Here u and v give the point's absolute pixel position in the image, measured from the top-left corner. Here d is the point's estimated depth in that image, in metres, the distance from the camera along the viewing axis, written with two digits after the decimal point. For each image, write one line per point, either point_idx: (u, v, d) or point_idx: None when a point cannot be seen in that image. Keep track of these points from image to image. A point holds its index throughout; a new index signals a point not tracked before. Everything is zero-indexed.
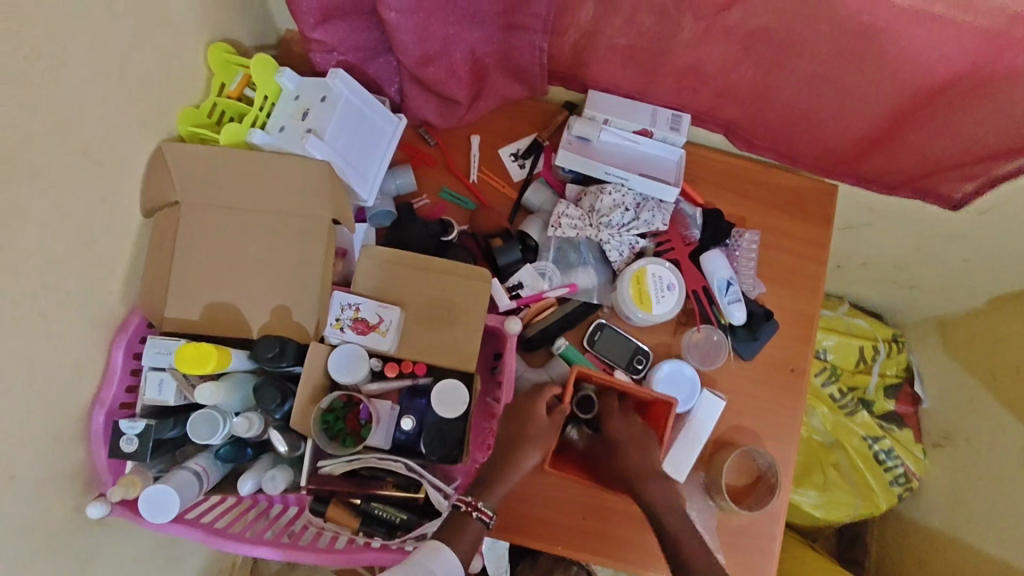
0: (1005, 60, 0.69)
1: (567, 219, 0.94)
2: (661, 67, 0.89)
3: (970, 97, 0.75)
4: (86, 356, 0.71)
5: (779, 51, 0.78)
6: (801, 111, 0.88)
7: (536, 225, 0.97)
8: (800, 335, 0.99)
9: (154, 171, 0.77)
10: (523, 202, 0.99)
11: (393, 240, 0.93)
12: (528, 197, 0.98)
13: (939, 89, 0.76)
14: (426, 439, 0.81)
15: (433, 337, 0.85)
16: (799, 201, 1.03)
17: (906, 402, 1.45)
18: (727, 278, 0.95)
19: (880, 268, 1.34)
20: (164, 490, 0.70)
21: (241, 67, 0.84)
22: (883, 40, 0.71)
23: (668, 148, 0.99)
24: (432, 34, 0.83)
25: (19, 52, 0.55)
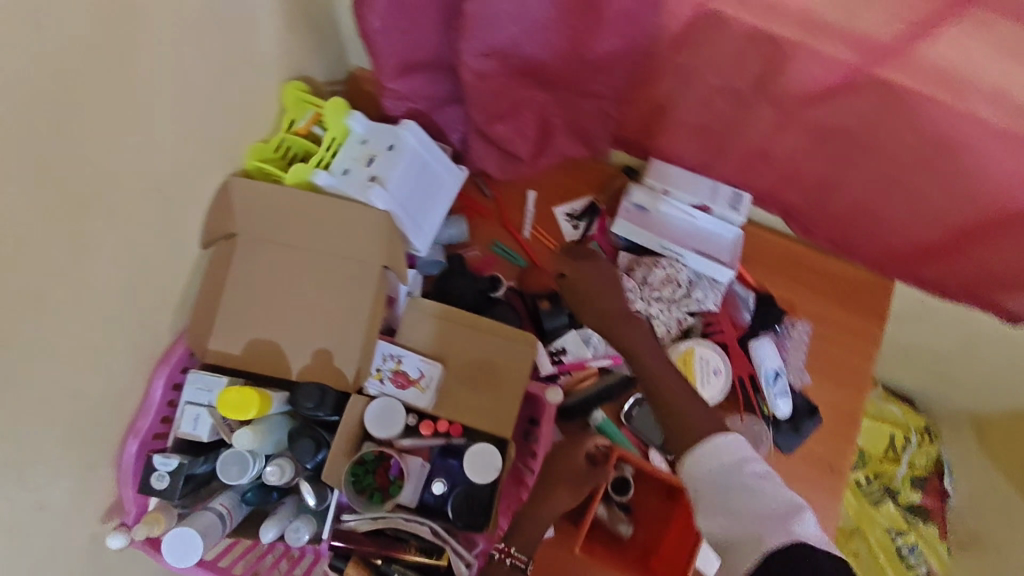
0: None
1: None
2: (730, 149, 0.87)
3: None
4: (128, 386, 0.71)
5: (855, 150, 0.77)
6: (867, 208, 0.86)
7: None
8: (843, 432, 0.96)
9: (215, 204, 0.77)
10: None
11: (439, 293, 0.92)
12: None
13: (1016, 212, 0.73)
14: (454, 503, 0.79)
15: (474, 398, 0.83)
16: (854, 291, 1.00)
17: (934, 496, 1.35)
18: (775, 368, 0.92)
19: (921, 357, 1.31)
20: (190, 534, 0.69)
21: (313, 106, 0.84)
22: (966, 161, 0.68)
23: (725, 226, 0.96)
24: (506, 94, 0.82)
25: (109, 96, 0.56)
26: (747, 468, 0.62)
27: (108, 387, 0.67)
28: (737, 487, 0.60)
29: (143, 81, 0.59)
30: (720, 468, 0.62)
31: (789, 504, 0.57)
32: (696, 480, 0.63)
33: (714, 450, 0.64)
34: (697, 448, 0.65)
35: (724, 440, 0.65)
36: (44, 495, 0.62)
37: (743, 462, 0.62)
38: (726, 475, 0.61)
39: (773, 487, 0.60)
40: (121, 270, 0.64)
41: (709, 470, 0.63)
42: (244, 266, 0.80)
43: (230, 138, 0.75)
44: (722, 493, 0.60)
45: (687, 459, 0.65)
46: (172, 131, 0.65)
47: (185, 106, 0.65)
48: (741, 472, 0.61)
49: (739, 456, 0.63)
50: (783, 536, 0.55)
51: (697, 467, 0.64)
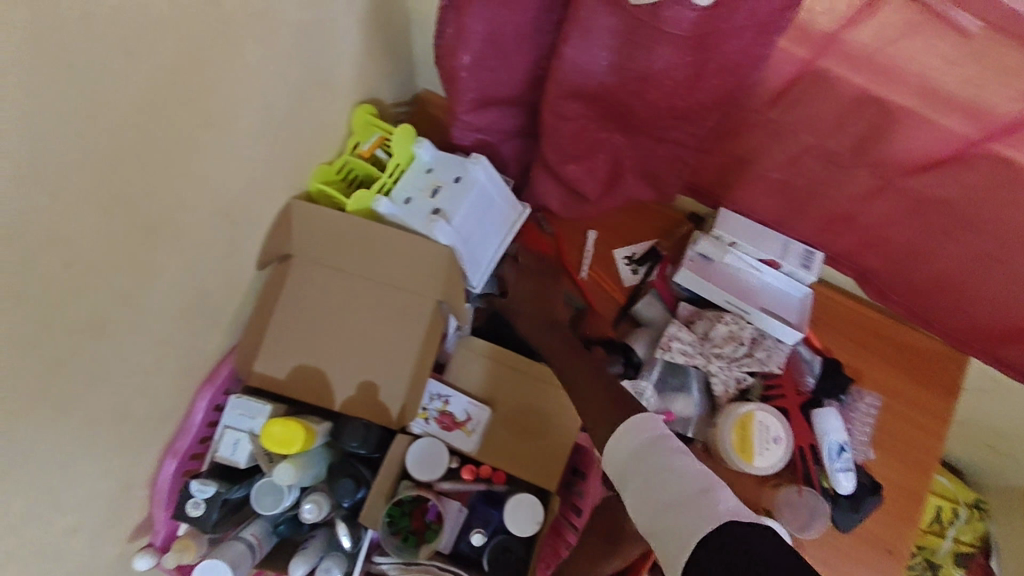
0: None
1: (678, 343, 0.88)
2: (812, 207, 0.83)
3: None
4: (173, 406, 0.68)
5: (953, 223, 0.72)
6: (953, 282, 0.81)
7: (643, 341, 0.91)
8: (903, 513, 0.91)
9: (276, 225, 0.75)
10: (632, 311, 0.94)
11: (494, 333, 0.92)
12: (639, 306, 0.94)
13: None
14: (489, 556, 0.75)
15: (520, 448, 0.79)
16: (925, 364, 0.95)
17: (978, 574, 1.29)
18: (839, 441, 0.86)
19: (981, 431, 1.25)
20: (217, 566, 0.66)
21: (380, 130, 0.83)
22: None
23: (794, 284, 0.92)
24: (585, 136, 0.79)
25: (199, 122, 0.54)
26: (664, 447, 0.55)
27: (155, 408, 0.65)
28: (652, 466, 0.53)
29: (233, 104, 0.57)
30: (637, 449, 0.57)
31: (695, 471, 0.50)
32: (619, 467, 0.57)
33: (630, 432, 0.59)
34: (618, 434, 0.60)
35: (643, 422, 0.59)
36: (81, 516, 0.60)
37: (660, 440, 0.56)
38: (642, 454, 0.55)
39: (687, 458, 0.53)
40: (184, 291, 0.62)
41: (626, 453, 0.57)
42: (298, 288, 0.78)
43: (299, 159, 0.74)
44: (639, 472, 0.54)
45: (610, 447, 0.60)
46: (252, 153, 0.64)
47: (265, 129, 0.64)
48: (655, 449, 0.55)
49: (657, 435, 0.57)
50: (689, 505, 0.47)
51: (618, 453, 0.58)
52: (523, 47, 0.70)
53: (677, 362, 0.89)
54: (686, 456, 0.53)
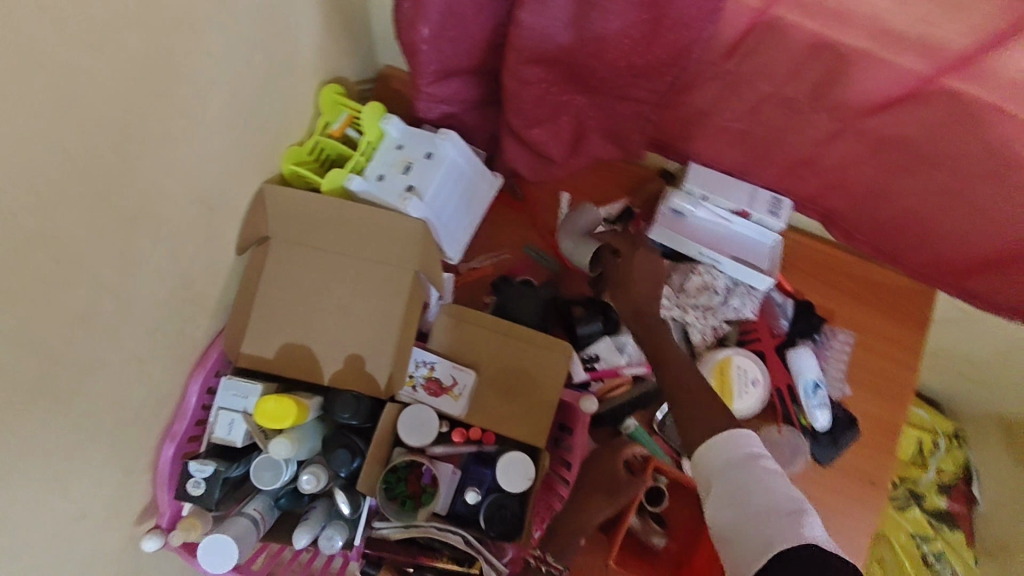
0: None
1: None
2: (776, 154, 0.85)
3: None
4: (167, 392, 0.70)
5: (911, 160, 0.74)
6: (916, 219, 0.84)
7: None
8: (881, 444, 0.94)
9: (251, 208, 0.75)
10: None
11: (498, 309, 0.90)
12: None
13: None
14: (487, 513, 0.78)
15: (507, 408, 0.82)
16: (893, 301, 0.99)
17: (959, 500, 1.35)
18: (815, 380, 0.89)
19: (955, 362, 1.30)
20: (222, 540, 0.69)
21: (348, 108, 0.83)
22: None
23: (763, 232, 0.95)
24: (549, 99, 0.80)
25: (170, 110, 0.55)
26: (762, 466, 0.55)
27: (150, 395, 0.67)
28: (743, 481, 0.53)
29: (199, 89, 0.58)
30: (731, 461, 0.56)
31: (791, 497, 0.51)
32: (710, 472, 0.57)
33: (725, 443, 0.58)
34: (710, 440, 0.59)
35: (742, 432, 0.58)
36: (88, 501, 0.62)
37: (757, 458, 0.56)
38: (736, 469, 0.55)
39: (783, 482, 0.53)
40: (169, 279, 0.64)
41: (718, 464, 0.57)
42: (281, 270, 0.80)
43: (269, 142, 0.74)
44: (732, 486, 0.54)
45: (700, 448, 0.60)
46: (224, 139, 0.65)
47: (234, 113, 0.64)
48: (752, 467, 0.55)
49: (754, 451, 0.57)
50: (782, 530, 0.48)
51: (709, 458, 0.58)
52: (481, 16, 0.70)
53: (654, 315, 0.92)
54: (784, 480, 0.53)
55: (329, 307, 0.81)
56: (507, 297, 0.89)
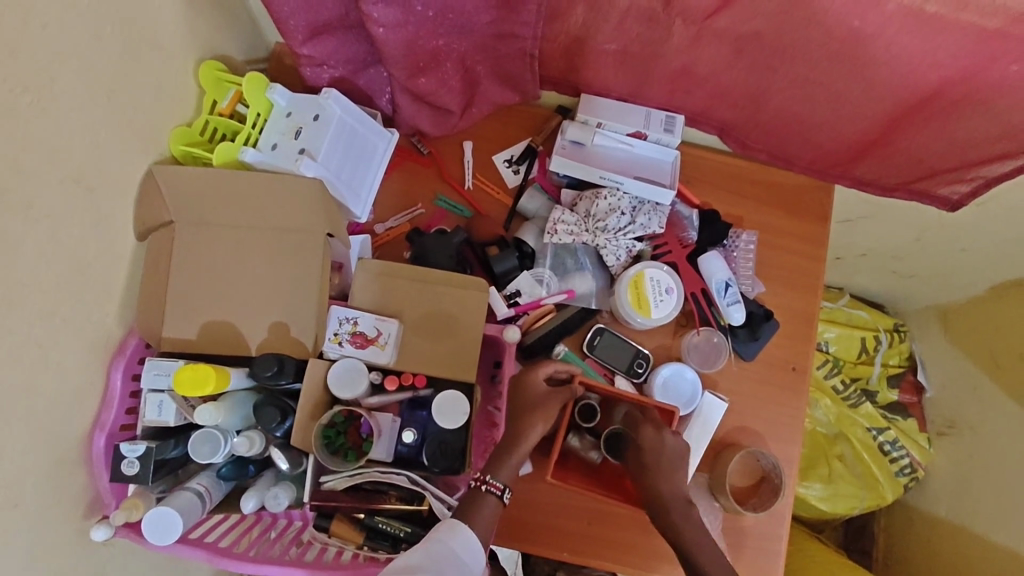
0: (998, 69, 0.69)
1: (563, 226, 0.94)
2: (653, 71, 0.88)
3: (964, 104, 0.76)
4: (84, 382, 0.71)
5: (773, 55, 0.78)
6: (794, 116, 0.88)
7: (532, 232, 0.97)
8: (802, 334, 0.99)
9: (145, 195, 0.76)
10: (519, 208, 1.00)
11: (415, 255, 0.92)
12: (524, 202, 0.99)
13: (933, 95, 0.76)
14: (428, 451, 0.81)
15: (435, 349, 0.85)
16: (797, 197, 1.02)
17: (910, 391, 1.46)
18: (725, 279, 0.96)
19: (880, 258, 1.36)
20: (166, 512, 0.71)
21: (233, 84, 0.84)
22: (885, 44, 0.70)
23: (663, 149, 0.98)
24: (421, 46, 0.83)
25: (22, 95, 0.56)
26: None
27: (64, 383, 0.67)
28: None
29: (53, 72, 0.59)
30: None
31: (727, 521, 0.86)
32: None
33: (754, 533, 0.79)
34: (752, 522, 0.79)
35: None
36: (19, 493, 0.62)
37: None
38: None
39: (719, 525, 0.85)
40: (60, 268, 0.64)
41: None
42: (190, 252, 0.81)
43: (148, 125, 0.75)
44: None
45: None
46: (92, 120, 0.65)
47: (99, 93, 0.65)
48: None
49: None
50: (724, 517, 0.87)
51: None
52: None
53: (567, 242, 0.95)
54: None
55: (246, 280, 0.82)
56: (422, 248, 0.91)
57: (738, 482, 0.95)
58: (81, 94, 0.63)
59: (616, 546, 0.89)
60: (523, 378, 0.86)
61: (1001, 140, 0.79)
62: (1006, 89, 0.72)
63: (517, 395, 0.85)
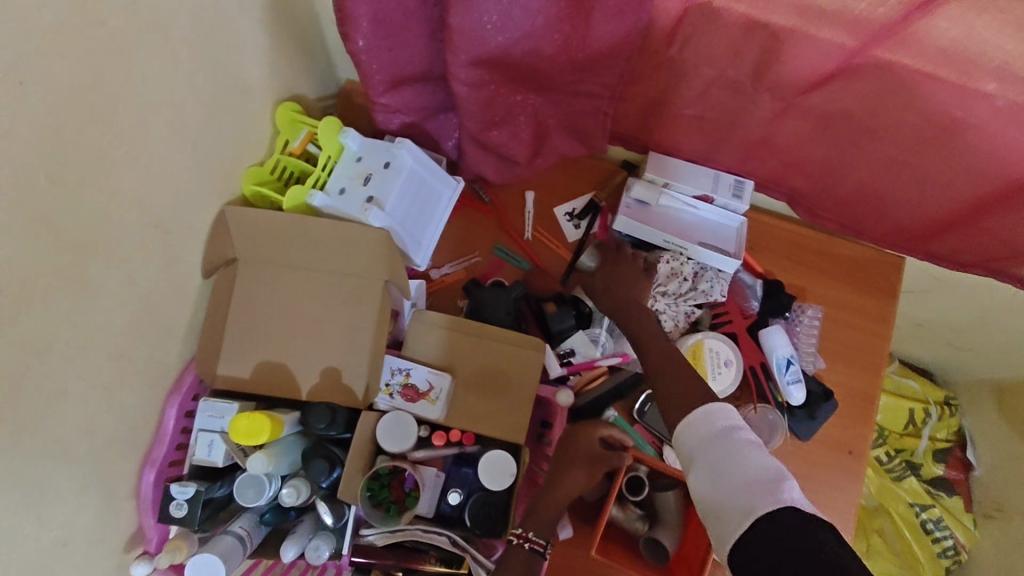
0: None
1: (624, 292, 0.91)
2: (729, 138, 0.86)
3: None
4: (142, 417, 0.71)
5: (859, 133, 0.76)
6: (871, 191, 0.85)
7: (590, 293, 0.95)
8: (860, 415, 0.95)
9: (214, 233, 0.76)
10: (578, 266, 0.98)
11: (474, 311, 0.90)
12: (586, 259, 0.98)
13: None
14: (471, 511, 0.79)
15: (486, 407, 0.83)
16: (866, 272, 0.99)
17: (956, 467, 1.39)
18: (787, 356, 0.92)
19: (936, 329, 1.32)
20: (209, 558, 0.70)
21: (306, 124, 0.84)
22: (984, 135, 0.67)
23: (728, 215, 0.96)
24: (499, 101, 0.82)
25: (103, 138, 0.55)
26: (734, 435, 0.61)
27: (123, 420, 0.67)
28: (723, 456, 0.59)
29: (140, 114, 0.59)
30: (708, 435, 0.62)
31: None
32: (688, 450, 0.63)
33: (702, 421, 0.64)
34: (689, 421, 0.65)
35: (715, 409, 0.64)
36: (68, 532, 0.62)
37: (730, 431, 0.61)
38: (711, 443, 0.61)
39: None
40: (128, 306, 0.64)
41: (697, 442, 0.62)
42: (252, 289, 0.81)
43: (225, 164, 0.75)
44: (708, 453, 0.60)
45: (680, 430, 0.66)
46: (174, 160, 0.66)
47: (183, 134, 0.66)
48: (726, 439, 0.60)
49: (729, 424, 0.62)
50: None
51: (689, 438, 0.64)
52: (412, 22, 0.72)
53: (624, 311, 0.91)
54: (736, 418, 0.63)
55: (303, 324, 0.82)
56: (479, 300, 0.90)
57: None
58: (164, 136, 0.63)
59: None
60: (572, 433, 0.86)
61: None
62: None
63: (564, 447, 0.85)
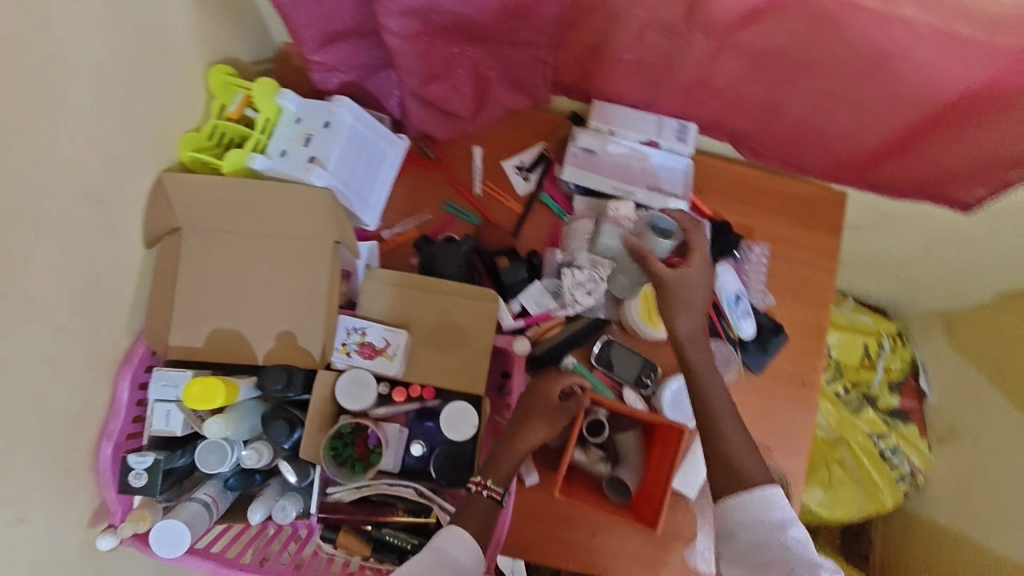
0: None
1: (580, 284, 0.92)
2: (669, 80, 0.87)
3: (989, 110, 0.74)
4: (94, 392, 0.70)
5: (792, 66, 0.77)
6: (809, 125, 0.87)
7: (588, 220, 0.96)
8: (811, 345, 0.99)
9: (153, 201, 0.74)
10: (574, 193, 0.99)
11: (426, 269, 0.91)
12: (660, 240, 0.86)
13: (956, 104, 0.74)
14: (436, 463, 0.80)
15: (443, 360, 0.84)
16: (809, 207, 1.01)
17: (911, 396, 1.44)
18: (734, 291, 0.96)
19: (885, 264, 1.35)
20: (175, 524, 0.70)
21: (242, 87, 0.82)
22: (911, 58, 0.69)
23: (674, 157, 0.97)
24: (435, 53, 0.81)
25: (18, 100, 0.53)
26: (789, 534, 0.66)
27: (74, 396, 0.67)
28: (773, 553, 0.65)
29: (58, 77, 0.57)
30: (763, 523, 0.67)
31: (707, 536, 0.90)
32: (734, 522, 0.69)
33: (757, 503, 0.68)
34: (744, 495, 0.69)
35: (774, 494, 0.68)
36: (25, 507, 0.61)
37: (783, 525, 0.67)
38: (763, 537, 0.67)
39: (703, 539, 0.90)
40: (67, 277, 0.63)
41: (749, 524, 0.68)
42: (198, 258, 0.80)
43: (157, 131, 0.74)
44: (759, 542, 0.66)
45: (728, 498, 0.70)
46: (101, 127, 0.64)
47: (110, 101, 0.64)
48: (781, 537, 0.66)
49: (783, 517, 0.67)
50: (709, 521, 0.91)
51: (740, 513, 0.69)
52: None
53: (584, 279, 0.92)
54: (791, 511, 0.68)
55: (253, 289, 0.81)
56: (431, 256, 0.90)
57: None
58: (88, 100, 0.61)
59: (622, 558, 0.90)
60: (536, 386, 0.86)
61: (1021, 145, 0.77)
62: None
63: (526, 399, 0.85)
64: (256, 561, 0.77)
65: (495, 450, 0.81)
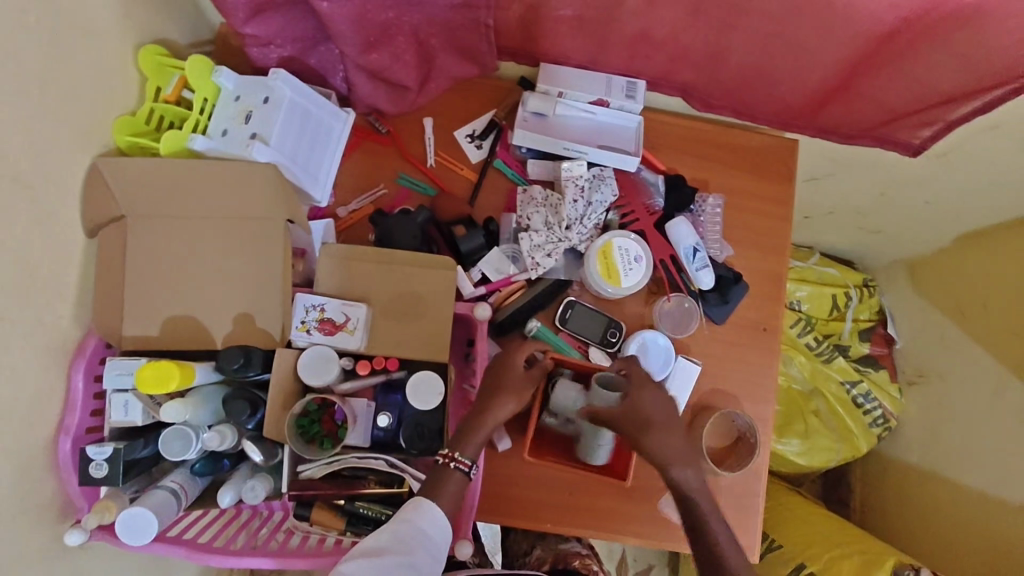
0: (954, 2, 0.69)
1: (535, 246, 0.93)
2: (612, 36, 0.86)
3: (924, 39, 0.75)
4: (46, 386, 0.69)
5: (729, 10, 0.77)
6: (754, 70, 0.87)
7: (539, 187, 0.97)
8: (772, 294, 1.00)
9: (90, 189, 0.73)
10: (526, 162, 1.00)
11: (383, 244, 0.91)
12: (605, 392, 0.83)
13: (893, 34, 0.75)
14: (405, 434, 0.80)
15: (404, 330, 0.84)
16: (762, 158, 1.02)
17: (880, 343, 1.47)
18: (693, 244, 0.97)
19: (847, 215, 1.34)
20: (142, 512, 0.70)
21: (176, 68, 0.81)
22: None
23: (625, 116, 0.97)
24: (371, 20, 0.80)
25: None
26: None
27: (22, 390, 0.65)
28: None
29: None
30: None
31: None
32: None
33: None
34: None
35: None
36: None
37: None
38: None
39: None
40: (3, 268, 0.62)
41: None
42: (146, 245, 0.78)
43: (85, 114, 0.72)
44: None
45: None
46: (23, 111, 0.62)
47: (29, 82, 0.62)
48: None
49: None
50: None
51: None
52: None
53: (541, 245, 0.93)
54: None
55: (206, 274, 0.80)
56: (386, 228, 0.90)
57: (715, 445, 0.98)
58: (5, 84, 0.59)
59: (600, 514, 0.92)
60: (505, 356, 0.85)
61: (958, 76, 0.79)
62: (963, 23, 0.71)
63: (496, 371, 0.83)
64: (246, 547, 0.77)
65: (463, 423, 0.78)
